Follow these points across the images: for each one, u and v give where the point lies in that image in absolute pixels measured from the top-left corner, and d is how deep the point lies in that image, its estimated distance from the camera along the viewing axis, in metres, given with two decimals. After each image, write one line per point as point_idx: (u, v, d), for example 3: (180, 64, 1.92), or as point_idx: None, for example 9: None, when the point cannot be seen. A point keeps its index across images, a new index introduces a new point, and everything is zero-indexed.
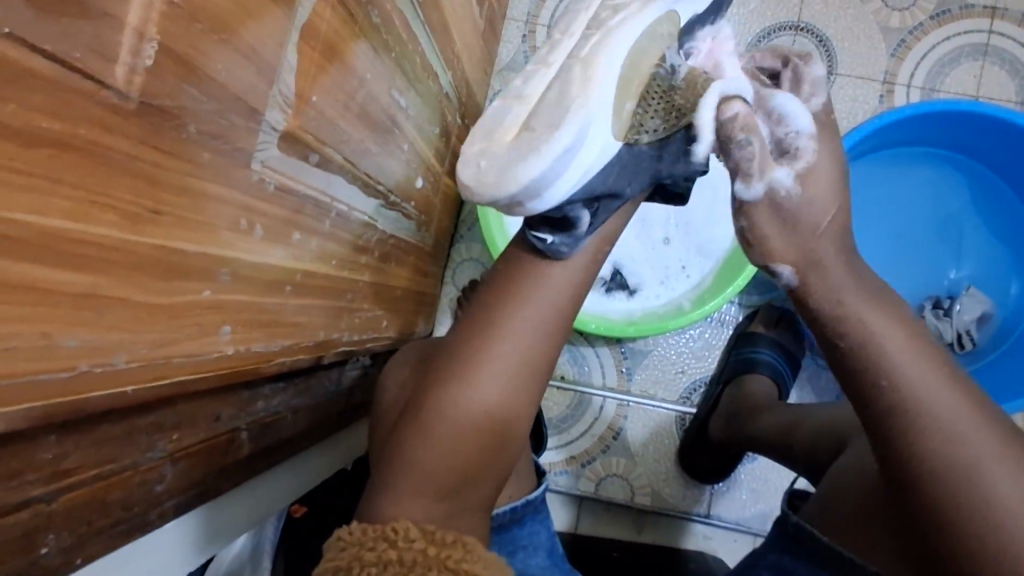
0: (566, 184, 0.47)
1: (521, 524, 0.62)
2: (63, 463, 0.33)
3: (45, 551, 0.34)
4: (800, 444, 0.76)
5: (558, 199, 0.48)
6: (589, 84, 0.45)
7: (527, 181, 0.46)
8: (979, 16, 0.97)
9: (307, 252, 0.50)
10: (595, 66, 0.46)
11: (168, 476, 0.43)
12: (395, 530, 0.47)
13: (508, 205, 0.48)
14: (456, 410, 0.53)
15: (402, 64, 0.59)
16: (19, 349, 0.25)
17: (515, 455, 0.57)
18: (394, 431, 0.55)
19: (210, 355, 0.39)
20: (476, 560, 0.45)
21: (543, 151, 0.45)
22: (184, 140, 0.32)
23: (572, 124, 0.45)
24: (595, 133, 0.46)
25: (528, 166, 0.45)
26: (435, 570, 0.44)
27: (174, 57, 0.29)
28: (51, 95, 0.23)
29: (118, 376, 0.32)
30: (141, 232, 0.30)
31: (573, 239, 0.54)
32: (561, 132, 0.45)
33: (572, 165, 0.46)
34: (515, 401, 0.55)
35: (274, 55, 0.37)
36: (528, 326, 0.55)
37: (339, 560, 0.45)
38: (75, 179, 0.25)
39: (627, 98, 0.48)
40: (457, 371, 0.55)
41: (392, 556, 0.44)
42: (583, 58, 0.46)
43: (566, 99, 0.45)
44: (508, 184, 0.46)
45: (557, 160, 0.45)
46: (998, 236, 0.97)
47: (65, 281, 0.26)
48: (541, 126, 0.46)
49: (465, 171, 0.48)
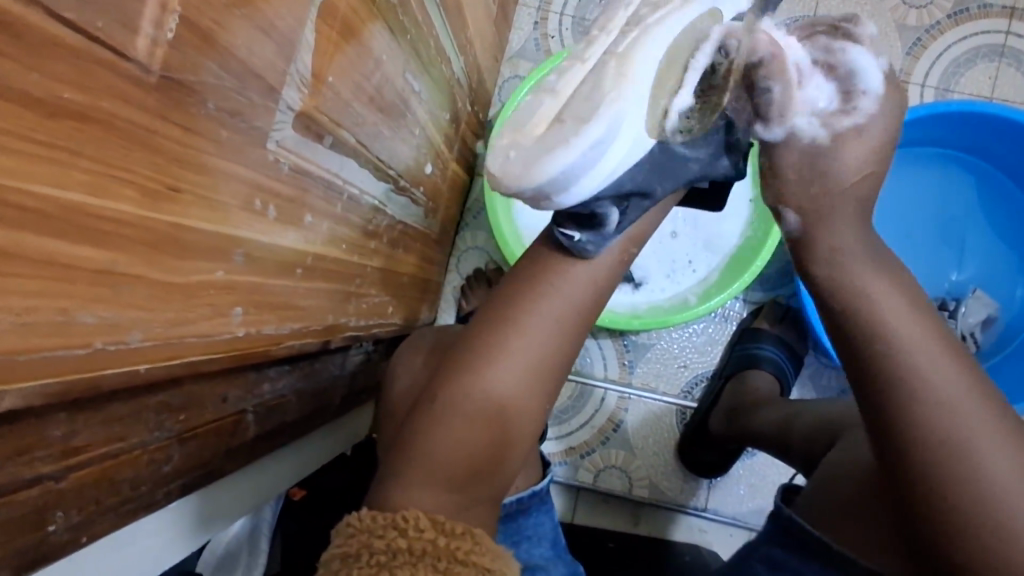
0: (596, 177, 0.44)
1: (527, 515, 0.62)
2: (73, 440, 0.33)
3: (53, 529, 0.33)
4: (799, 437, 0.76)
5: (588, 194, 0.45)
6: (625, 79, 0.41)
7: (555, 175, 0.42)
8: (997, 17, 0.96)
9: (318, 235, 0.49)
10: (632, 62, 0.42)
11: (176, 457, 0.42)
12: (405, 518, 0.46)
13: (534, 199, 0.45)
14: (463, 400, 0.53)
15: (417, 47, 0.59)
16: (37, 324, 0.25)
17: (520, 447, 0.56)
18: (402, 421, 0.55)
19: (221, 336, 0.39)
20: (485, 552, 0.46)
21: (572, 143, 0.42)
22: (204, 116, 0.31)
23: (604, 117, 0.41)
24: (627, 127, 0.43)
25: (555, 159, 0.42)
26: (445, 562, 0.44)
27: (196, 31, 0.28)
28: (74, 65, 0.23)
29: (131, 354, 0.31)
30: (158, 209, 0.30)
31: (600, 238, 0.53)
32: (592, 125, 0.41)
33: (605, 159, 0.43)
34: (528, 394, 0.55)
35: (294, 32, 0.37)
36: (538, 318, 0.55)
37: (346, 547, 0.45)
38: (95, 152, 0.25)
39: (663, 95, 0.44)
40: (469, 361, 0.55)
41: (402, 545, 0.44)
42: (620, 53, 0.42)
43: (598, 91, 0.42)
44: (535, 175, 0.43)
45: (589, 154, 0.42)
46: (1003, 237, 0.97)
47: (84, 256, 0.26)
48: (570, 116, 0.42)
49: (493, 162, 0.45)
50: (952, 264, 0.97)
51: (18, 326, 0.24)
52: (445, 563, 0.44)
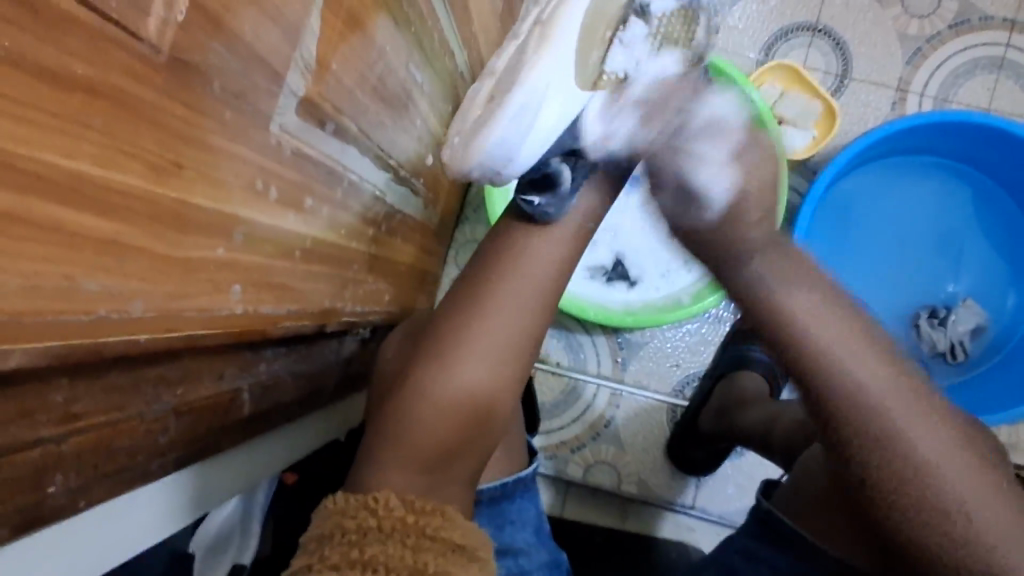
0: (535, 144, 0.48)
1: (510, 501, 0.63)
2: (73, 406, 0.34)
3: (51, 490, 0.34)
4: (780, 434, 0.79)
5: (531, 160, 0.49)
6: (544, 45, 0.45)
7: (489, 147, 0.47)
8: (998, 29, 0.98)
9: (317, 219, 0.50)
10: (553, 27, 0.46)
11: (172, 429, 0.43)
12: (377, 499, 0.47)
13: (486, 176, 0.50)
14: (443, 389, 0.55)
15: (421, 39, 0.60)
16: (42, 287, 0.26)
17: (501, 433, 0.58)
18: (385, 406, 0.56)
19: (220, 312, 0.40)
20: (454, 528, 0.47)
21: (500, 114, 0.46)
22: (209, 97, 0.32)
23: (526, 83, 0.45)
24: (553, 93, 0.47)
25: (488, 133, 0.46)
26: (414, 537, 0.45)
27: (204, 13, 0.29)
28: (87, 42, 0.24)
29: (133, 323, 0.32)
30: (163, 185, 0.31)
31: (558, 199, 0.56)
32: (516, 94, 0.46)
33: (533, 128, 0.47)
34: (506, 380, 0.57)
35: (300, 19, 0.38)
36: (522, 310, 0.57)
37: (322, 528, 0.46)
38: (103, 126, 0.26)
39: (592, 47, 0.48)
40: (445, 347, 0.56)
41: (372, 524, 0.45)
42: (544, 20, 0.46)
43: (519, 63, 0.46)
44: (472, 154, 0.47)
45: (517, 121, 0.46)
46: (999, 249, 0.98)
47: (89, 225, 0.27)
48: (498, 92, 0.46)
49: (447, 151, 0.50)
50: (943, 275, 0.99)
51: (24, 288, 0.25)
52: (413, 538, 0.45)
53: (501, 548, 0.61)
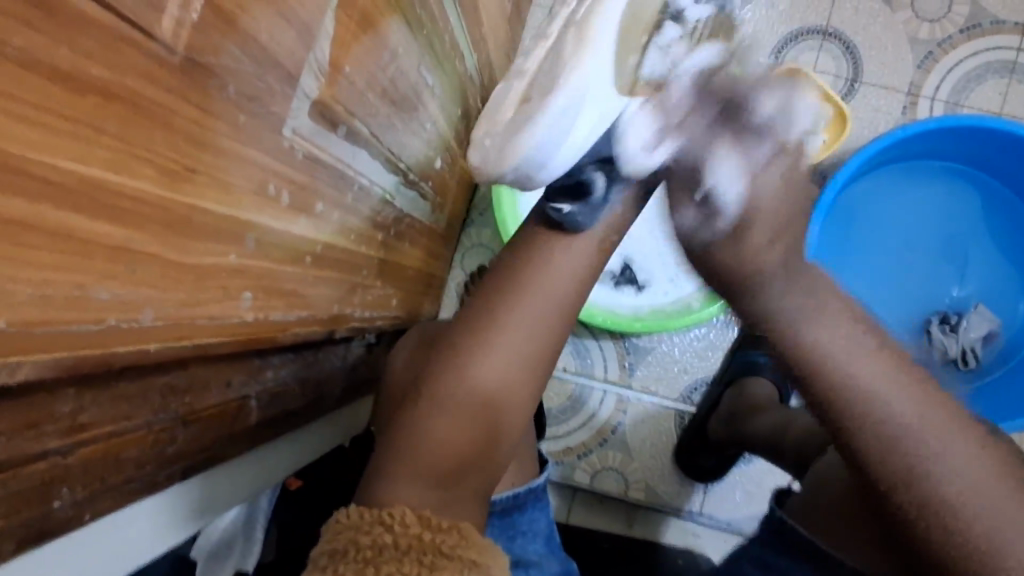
0: (570, 148, 0.47)
1: (522, 511, 0.61)
2: (81, 417, 0.33)
3: (57, 504, 0.33)
4: (791, 440, 0.77)
5: (565, 167, 0.48)
6: (582, 48, 0.46)
7: (528, 152, 0.46)
8: (1009, 34, 0.97)
9: (327, 224, 0.49)
10: (589, 29, 0.46)
11: (180, 439, 0.42)
12: (391, 513, 0.46)
13: (518, 181, 0.49)
14: (450, 402, 0.54)
15: (432, 41, 0.59)
16: (52, 297, 0.25)
17: (508, 449, 0.56)
18: (392, 419, 0.55)
19: (230, 319, 0.39)
20: (471, 545, 0.46)
21: (542, 118, 0.46)
22: (223, 99, 0.31)
23: (568, 84, 0.45)
24: (592, 98, 0.46)
25: (526, 137, 0.46)
26: (430, 555, 0.44)
27: (220, 13, 0.28)
28: (102, 42, 0.23)
29: (143, 332, 0.31)
30: (174, 190, 0.30)
31: (590, 209, 0.54)
32: (556, 96, 0.46)
33: (571, 132, 0.46)
34: (516, 391, 0.56)
35: (315, 20, 0.37)
36: (532, 317, 0.56)
37: (334, 543, 0.45)
38: (116, 130, 0.25)
39: (629, 51, 0.47)
40: (453, 355, 0.55)
41: (387, 540, 0.44)
42: (579, 21, 0.47)
43: (560, 66, 0.46)
44: (509, 157, 0.47)
45: (557, 123, 0.46)
46: (1010, 256, 0.97)
47: (101, 231, 0.26)
48: (535, 95, 0.47)
49: (476, 154, 0.50)
50: (951, 281, 0.98)
51: (33, 297, 0.24)
52: (429, 557, 0.44)
53: (514, 561, 0.60)
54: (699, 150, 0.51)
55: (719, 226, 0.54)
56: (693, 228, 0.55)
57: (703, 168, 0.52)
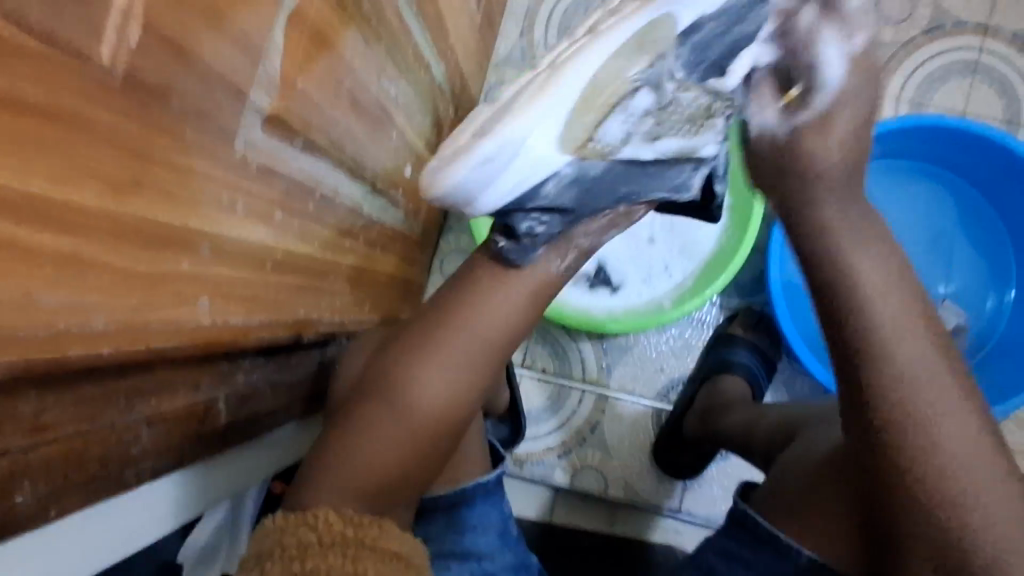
0: (499, 187, 0.49)
1: (473, 505, 0.64)
2: (42, 417, 0.35)
3: (20, 499, 0.35)
4: (759, 440, 0.79)
5: (496, 201, 0.50)
6: (533, 101, 0.45)
7: (454, 182, 0.48)
8: (970, 34, 0.99)
9: (289, 232, 0.51)
10: (544, 90, 0.45)
11: (144, 439, 0.44)
12: (315, 515, 0.50)
13: (454, 204, 0.51)
14: (395, 408, 0.57)
15: (393, 54, 0.61)
16: (2, 302, 0.27)
17: (449, 446, 0.59)
18: (339, 422, 0.58)
19: (188, 324, 0.41)
20: (391, 537, 0.50)
21: (470, 156, 0.47)
22: (169, 116, 0.33)
23: (500, 134, 0.46)
24: (530, 145, 0.47)
25: (455, 168, 0.48)
26: (353, 548, 0.47)
27: (160, 37, 0.31)
28: (41, 68, 0.25)
29: (98, 336, 0.33)
30: (123, 201, 0.32)
31: (522, 247, 0.57)
32: (486, 141, 0.46)
33: (501, 173, 0.48)
34: (458, 396, 0.58)
35: (263, 39, 0.39)
36: (471, 330, 0.58)
37: (260, 547, 0.47)
38: (59, 147, 0.27)
39: (588, 110, 0.47)
40: (396, 375, 0.58)
41: (312, 538, 0.47)
42: (552, 70, 0.47)
43: (506, 114, 0.47)
44: (439, 180, 0.49)
45: (479, 167, 0.47)
46: (979, 252, 0.99)
47: (48, 241, 0.28)
48: (479, 132, 0.48)
49: (429, 168, 0.50)
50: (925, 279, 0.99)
51: None
52: (353, 548, 0.47)
53: (465, 553, 0.63)
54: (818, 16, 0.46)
55: (803, 119, 0.50)
56: (777, 124, 0.51)
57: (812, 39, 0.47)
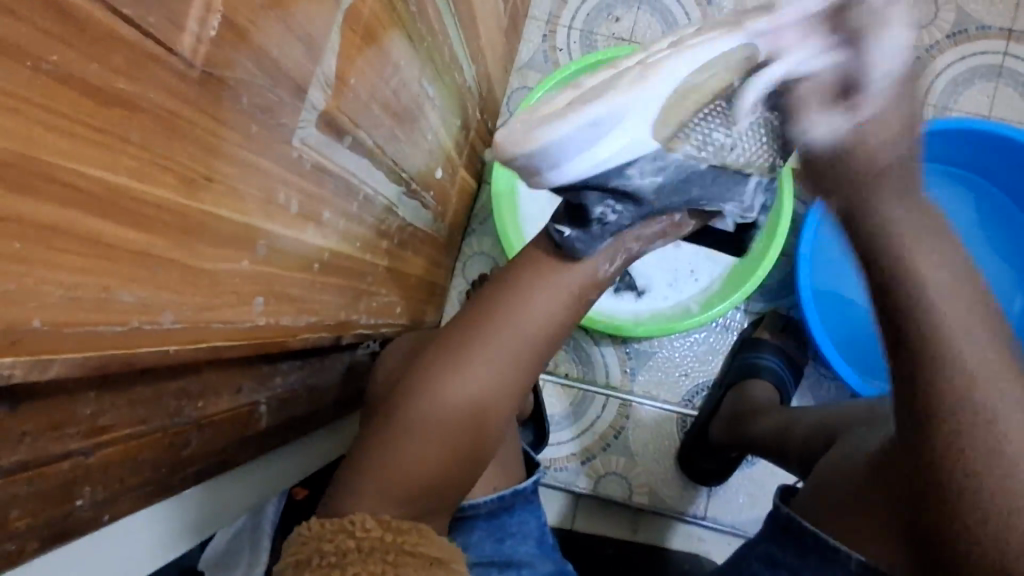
0: (585, 160, 0.49)
1: (510, 513, 0.64)
2: (100, 419, 0.34)
3: (79, 503, 0.34)
4: (793, 444, 0.78)
5: (575, 176, 0.51)
6: (638, 83, 0.46)
7: (542, 144, 0.49)
8: (995, 39, 0.99)
9: (334, 232, 0.50)
10: (654, 71, 0.46)
11: (194, 442, 0.43)
12: (352, 521, 0.49)
13: (527, 171, 0.52)
14: (435, 409, 0.56)
15: (432, 54, 0.61)
16: (80, 299, 0.26)
17: (489, 449, 0.58)
18: (377, 422, 0.57)
19: (243, 324, 0.40)
20: (432, 544, 0.49)
21: (570, 118, 0.47)
22: (237, 111, 0.33)
23: (607, 103, 0.46)
24: (628, 123, 0.48)
25: (548, 131, 0.48)
26: (393, 554, 0.47)
27: (234, 28, 0.30)
28: (128, 57, 0.24)
29: (165, 334, 0.32)
30: (192, 197, 0.31)
31: (588, 237, 0.58)
32: (591, 107, 0.47)
33: (595, 144, 0.48)
34: (500, 398, 0.58)
35: (322, 35, 0.39)
36: (523, 327, 0.58)
37: (299, 554, 0.47)
38: (139, 140, 0.26)
39: (681, 110, 0.48)
40: (433, 372, 0.57)
41: (351, 544, 0.47)
42: (648, 62, 0.47)
43: (609, 87, 0.47)
44: (529, 140, 0.49)
45: (579, 130, 0.47)
46: (1005, 255, 0.97)
47: (124, 236, 0.27)
48: (577, 102, 0.48)
49: (502, 132, 0.52)
50: None
51: (64, 300, 0.25)
52: (392, 555, 0.47)
53: (506, 561, 0.62)
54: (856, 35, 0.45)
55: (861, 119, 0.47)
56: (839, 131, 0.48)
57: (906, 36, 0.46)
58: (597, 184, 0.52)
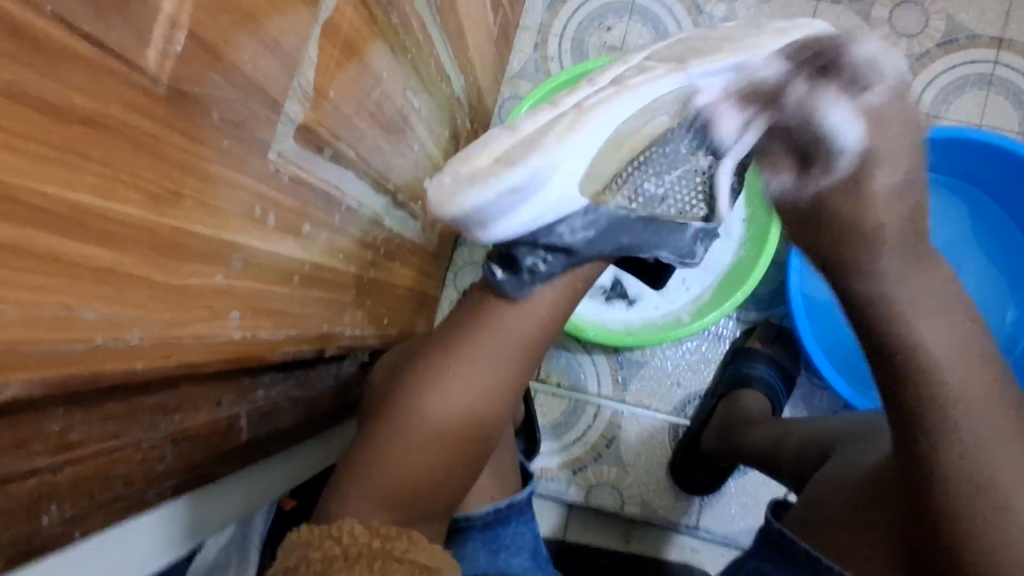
0: (513, 221, 0.50)
1: (506, 524, 0.64)
2: (69, 436, 0.34)
3: (47, 521, 0.34)
4: (784, 455, 0.78)
5: (506, 234, 0.51)
6: (572, 131, 0.48)
7: (470, 207, 0.49)
8: (984, 47, 0.99)
9: (315, 245, 0.50)
10: (589, 114, 0.48)
11: (169, 457, 0.43)
12: (339, 528, 0.49)
13: (462, 225, 0.51)
14: (422, 421, 0.55)
15: (417, 66, 0.61)
16: (39, 317, 0.26)
17: (479, 457, 0.59)
18: (366, 432, 0.57)
19: (218, 338, 0.40)
20: (421, 550, 0.49)
21: (492, 181, 0.48)
22: (208, 126, 0.32)
23: (528, 164, 0.47)
24: (555, 179, 0.48)
25: (472, 193, 0.48)
26: (381, 560, 0.47)
27: (202, 44, 0.30)
28: (88, 75, 0.24)
29: (132, 351, 0.32)
30: (160, 212, 0.31)
31: (517, 280, 0.55)
32: (515, 170, 0.47)
33: (522, 205, 0.49)
34: (487, 406, 0.57)
35: (298, 49, 0.39)
36: (508, 338, 0.57)
37: (287, 561, 0.47)
38: (102, 157, 0.26)
39: (611, 161, 0.50)
40: (423, 379, 0.57)
41: (337, 551, 0.47)
42: (581, 107, 0.49)
43: (537, 142, 0.48)
44: (456, 200, 0.49)
45: (501, 196, 0.48)
46: (997, 264, 0.97)
47: (86, 253, 0.27)
48: (503, 158, 0.48)
49: (434, 183, 0.50)
50: None
51: (22, 317, 0.25)
52: (380, 561, 0.46)
53: (498, 573, 0.61)
54: (808, 94, 0.50)
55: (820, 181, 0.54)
56: (796, 189, 0.56)
57: (819, 122, 0.51)
58: (524, 240, 0.52)
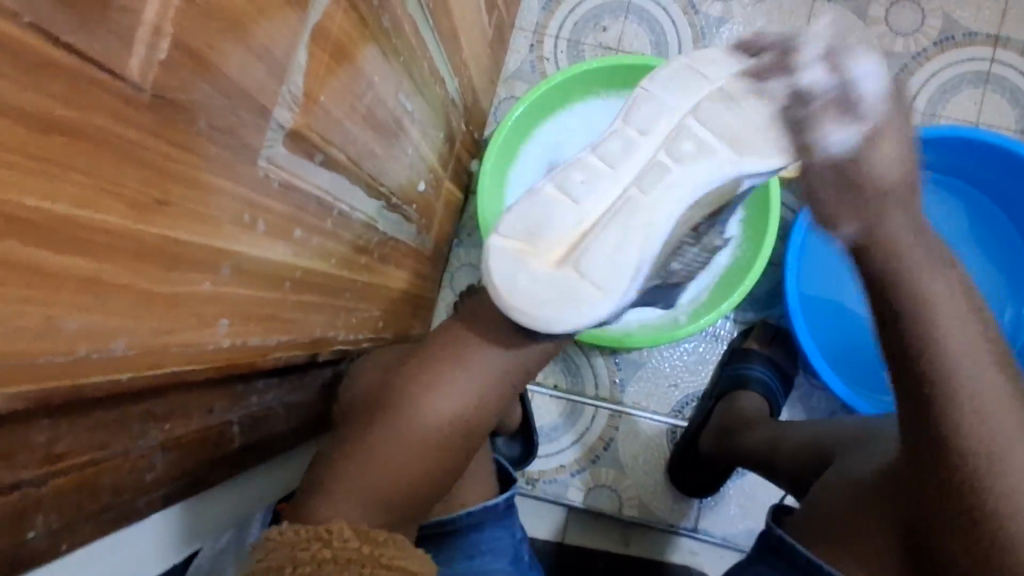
0: (582, 317, 0.53)
1: (481, 529, 0.64)
2: (56, 447, 0.34)
3: (32, 534, 0.34)
4: (783, 458, 0.78)
5: (571, 325, 0.54)
6: (644, 234, 0.51)
7: (554, 314, 0.51)
8: (981, 45, 0.99)
9: (307, 250, 0.50)
10: (655, 216, 0.51)
11: (158, 465, 0.43)
12: (328, 530, 0.48)
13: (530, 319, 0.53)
14: (409, 429, 0.55)
15: (410, 68, 0.60)
16: (22, 329, 0.26)
17: (462, 464, 0.58)
18: (348, 438, 0.56)
19: (207, 346, 0.39)
20: (409, 556, 0.49)
21: (579, 292, 0.51)
22: (194, 133, 0.32)
23: (610, 278, 0.51)
24: (626, 282, 0.52)
25: (558, 307, 0.51)
26: (370, 568, 0.46)
27: (188, 51, 0.29)
28: (68, 84, 0.24)
29: (115, 362, 0.32)
30: (146, 221, 0.31)
31: (551, 329, 0.56)
32: (600, 285, 0.51)
33: (596, 306, 0.52)
34: (476, 414, 0.57)
35: (286, 53, 0.38)
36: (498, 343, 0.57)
37: (269, 561, 0.45)
38: (84, 166, 0.26)
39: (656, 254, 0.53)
40: (414, 386, 0.57)
41: (326, 556, 0.46)
42: (637, 195, 0.51)
43: (611, 250, 0.50)
44: (541, 309, 0.51)
45: (586, 305, 0.51)
46: (994, 262, 0.97)
47: (68, 263, 0.27)
48: (582, 264, 0.50)
49: (500, 277, 0.52)
50: None
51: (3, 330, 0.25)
52: (369, 568, 0.46)
53: None
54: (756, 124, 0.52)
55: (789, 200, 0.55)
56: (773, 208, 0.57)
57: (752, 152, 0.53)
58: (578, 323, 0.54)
